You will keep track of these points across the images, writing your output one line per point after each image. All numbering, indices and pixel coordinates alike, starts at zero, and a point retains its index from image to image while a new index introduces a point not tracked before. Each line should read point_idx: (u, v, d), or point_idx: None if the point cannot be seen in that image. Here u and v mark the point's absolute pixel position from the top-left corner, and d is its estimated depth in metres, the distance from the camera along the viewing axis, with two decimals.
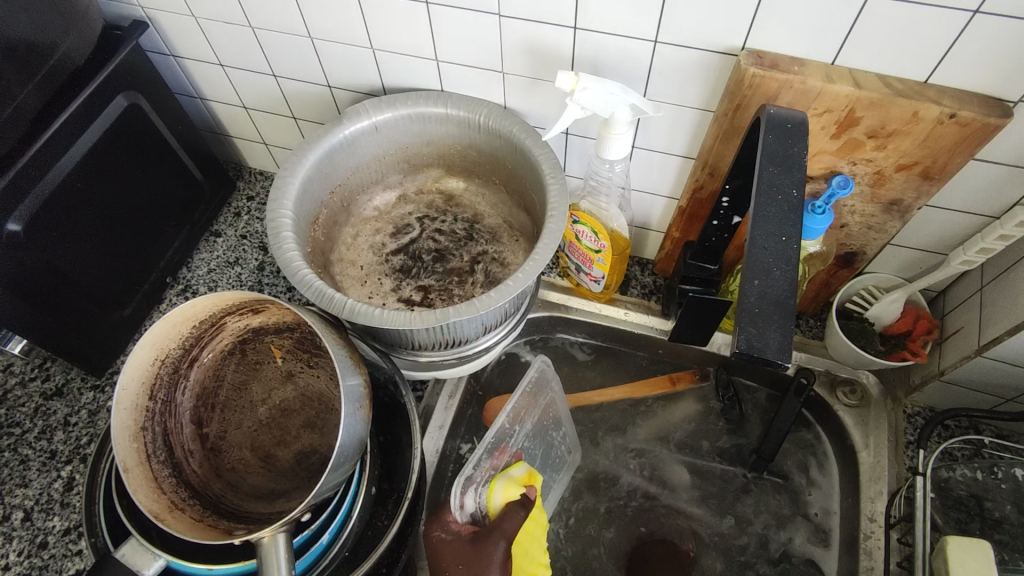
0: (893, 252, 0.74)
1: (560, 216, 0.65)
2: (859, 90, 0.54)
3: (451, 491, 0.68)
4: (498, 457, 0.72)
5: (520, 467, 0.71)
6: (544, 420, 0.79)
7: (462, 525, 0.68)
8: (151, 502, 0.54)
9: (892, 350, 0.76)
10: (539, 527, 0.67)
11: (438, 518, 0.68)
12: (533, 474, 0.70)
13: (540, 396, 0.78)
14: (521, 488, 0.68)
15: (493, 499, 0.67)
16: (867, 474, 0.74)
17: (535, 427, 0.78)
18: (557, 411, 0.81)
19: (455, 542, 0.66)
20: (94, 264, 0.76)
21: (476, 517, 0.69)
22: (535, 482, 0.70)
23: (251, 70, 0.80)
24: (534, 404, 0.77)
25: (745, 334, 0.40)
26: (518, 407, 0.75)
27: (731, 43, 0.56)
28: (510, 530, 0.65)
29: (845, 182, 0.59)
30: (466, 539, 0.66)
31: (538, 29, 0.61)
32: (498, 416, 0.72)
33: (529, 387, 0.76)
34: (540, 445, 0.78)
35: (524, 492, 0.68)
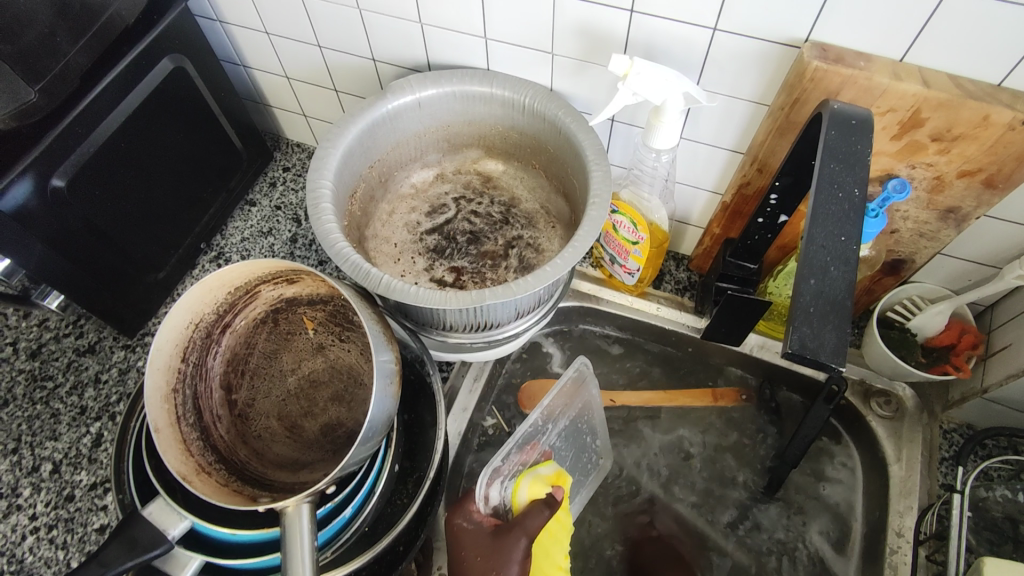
0: (942, 263, 0.71)
1: (602, 204, 0.63)
2: (928, 89, 0.51)
3: (477, 481, 0.70)
4: (529, 452, 0.74)
5: (549, 466, 0.72)
6: (578, 421, 0.79)
7: (484, 516, 0.69)
8: (179, 463, 0.54)
9: (933, 364, 0.73)
10: (562, 529, 0.67)
11: (460, 507, 0.69)
12: (561, 475, 0.71)
13: (576, 397, 0.79)
14: (547, 486, 0.69)
15: (518, 494, 0.69)
16: (897, 488, 0.72)
17: (568, 427, 0.78)
18: (594, 414, 0.80)
19: (475, 531, 0.66)
20: (133, 226, 0.77)
21: (499, 510, 0.70)
22: (561, 482, 0.70)
23: (296, 40, 0.80)
24: (570, 404, 0.78)
25: (798, 334, 0.39)
26: (553, 403, 0.76)
27: (794, 34, 0.54)
28: (532, 528, 0.65)
29: (903, 186, 0.56)
30: (486, 531, 0.67)
31: (593, 10, 0.60)
32: (532, 411, 0.74)
33: (564, 386, 0.77)
34: (570, 447, 0.78)
35: (552, 492, 0.68)
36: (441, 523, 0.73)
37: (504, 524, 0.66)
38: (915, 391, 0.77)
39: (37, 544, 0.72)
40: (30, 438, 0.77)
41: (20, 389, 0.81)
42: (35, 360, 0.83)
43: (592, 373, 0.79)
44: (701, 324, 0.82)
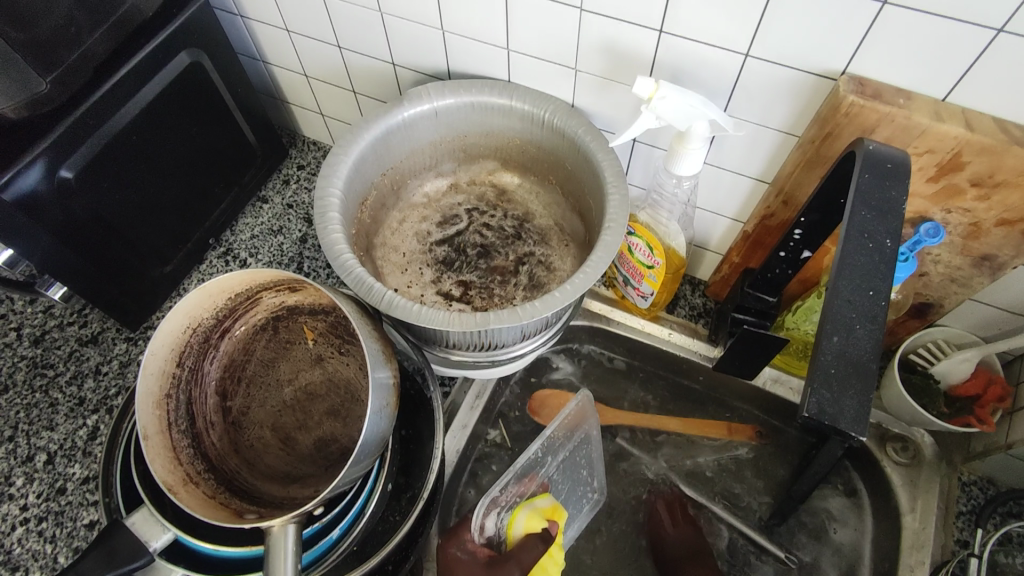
0: (971, 308, 0.68)
1: (617, 228, 0.61)
2: (971, 132, 0.48)
3: (474, 510, 0.68)
4: (527, 484, 0.72)
5: (546, 499, 0.71)
6: (577, 454, 0.77)
7: (479, 547, 0.68)
8: (166, 472, 0.53)
9: (956, 414, 0.70)
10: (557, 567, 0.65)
11: (455, 535, 0.68)
12: (557, 509, 0.70)
13: (577, 430, 0.76)
14: (544, 520, 0.68)
15: (514, 527, 0.68)
16: (909, 540, 0.69)
17: (566, 460, 0.76)
18: (591, 447, 0.77)
19: (470, 563, 0.66)
20: (142, 218, 0.76)
21: (493, 541, 0.69)
22: (557, 517, 0.69)
23: (316, 39, 0.78)
24: (569, 437, 0.76)
25: (817, 396, 0.36)
26: (555, 435, 0.74)
27: (830, 66, 0.52)
28: (527, 561, 0.64)
29: (935, 230, 0.53)
30: (480, 563, 0.66)
31: (620, 28, 0.57)
32: (533, 443, 0.72)
33: (567, 419, 0.75)
34: (568, 478, 0.76)
35: (547, 526, 0.67)
36: (433, 543, 0.71)
37: (499, 557, 0.66)
38: (935, 439, 0.74)
39: (26, 536, 0.71)
40: (27, 426, 0.77)
41: (21, 375, 0.80)
42: (37, 348, 0.82)
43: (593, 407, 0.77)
44: (713, 354, 0.79)
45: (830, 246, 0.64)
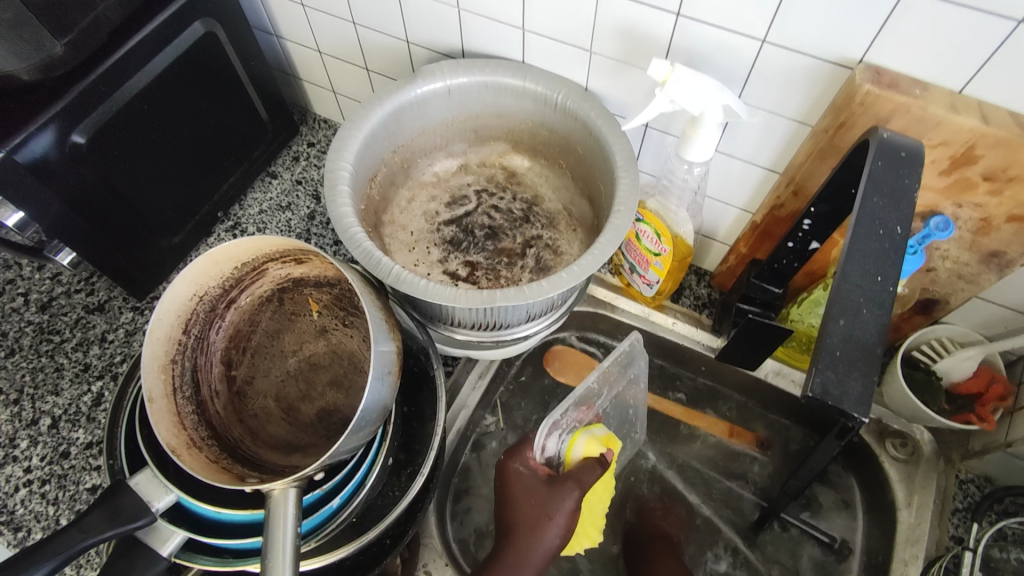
0: (977, 307, 0.68)
1: (626, 212, 0.61)
2: (986, 125, 0.48)
3: (537, 429, 0.69)
4: (583, 412, 0.74)
5: (601, 428, 0.73)
6: (626, 394, 0.79)
7: (538, 464, 0.68)
8: (170, 436, 0.53)
9: (957, 411, 0.71)
10: (605, 489, 0.71)
11: (518, 452, 0.67)
12: (612, 438, 0.72)
13: (626, 372, 0.77)
14: (602, 447, 0.70)
15: (573, 450, 0.69)
16: (905, 535, 0.69)
17: (617, 398, 0.78)
18: (637, 385, 0.79)
19: (531, 479, 0.65)
20: (151, 187, 0.76)
21: (552, 460, 0.71)
22: (613, 446, 0.71)
23: (331, 15, 0.78)
24: (620, 377, 0.77)
25: (822, 377, 0.36)
26: (609, 371, 0.75)
27: (848, 54, 0.51)
28: (586, 482, 0.65)
29: (945, 223, 0.54)
30: (541, 479, 0.66)
31: (637, 11, 0.57)
32: (590, 373, 0.73)
33: (618, 366, 0.76)
34: (616, 415, 0.79)
35: (604, 452, 0.69)
36: (430, 519, 0.71)
37: (558, 475, 0.66)
38: (934, 436, 0.74)
39: (29, 498, 0.72)
40: (32, 390, 0.78)
41: (27, 340, 0.81)
42: (44, 314, 0.83)
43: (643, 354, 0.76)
44: (716, 344, 0.79)
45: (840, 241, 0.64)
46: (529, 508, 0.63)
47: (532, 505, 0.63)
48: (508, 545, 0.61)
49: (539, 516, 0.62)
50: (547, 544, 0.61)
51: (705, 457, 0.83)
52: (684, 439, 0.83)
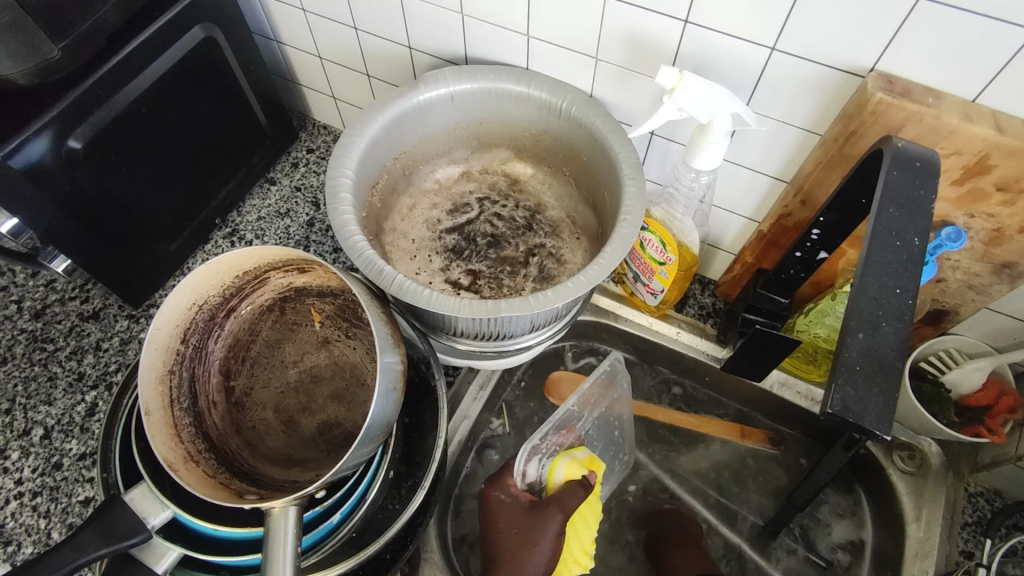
0: (986, 317, 0.67)
1: (633, 221, 0.60)
2: (1001, 135, 0.47)
3: (516, 455, 0.69)
4: (565, 435, 0.73)
5: (583, 450, 0.72)
6: (610, 415, 0.78)
7: (520, 491, 0.68)
8: (167, 449, 0.52)
9: (967, 424, 0.70)
10: (592, 514, 0.68)
11: (499, 480, 0.68)
12: (595, 459, 0.71)
13: (609, 390, 0.78)
14: (583, 469, 0.68)
15: (554, 474, 0.68)
16: (914, 549, 0.68)
17: (600, 420, 0.77)
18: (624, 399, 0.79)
19: (512, 505, 0.66)
20: (148, 193, 0.75)
21: (534, 487, 0.69)
22: (595, 467, 0.70)
23: (332, 20, 0.77)
24: (603, 396, 0.77)
25: (841, 393, 0.35)
26: (588, 391, 0.75)
27: (859, 61, 0.51)
28: (569, 505, 0.65)
29: (957, 236, 0.53)
30: (523, 505, 0.66)
31: (645, 17, 0.56)
32: (568, 396, 0.73)
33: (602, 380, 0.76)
34: (601, 437, 0.78)
35: (586, 474, 0.68)
36: (431, 533, 0.70)
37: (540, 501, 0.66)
38: (942, 448, 0.73)
39: (20, 510, 0.70)
40: (24, 400, 0.76)
41: (20, 348, 0.79)
42: (37, 321, 0.81)
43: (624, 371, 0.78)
44: (721, 354, 0.78)
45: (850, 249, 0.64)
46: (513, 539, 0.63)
47: (517, 537, 0.63)
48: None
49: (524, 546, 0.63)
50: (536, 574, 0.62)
51: (710, 470, 0.81)
52: (689, 451, 0.82)
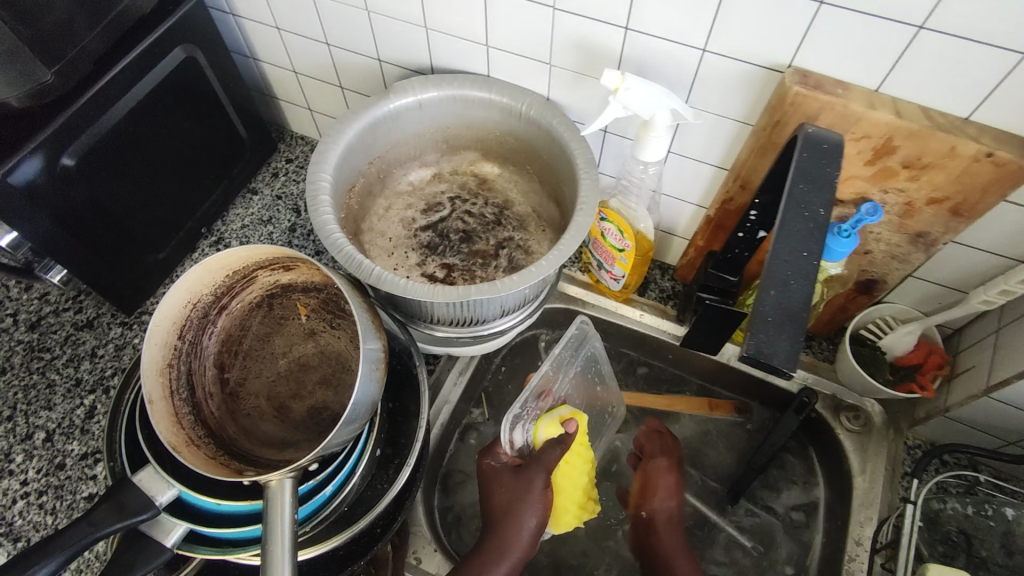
0: (914, 285, 0.74)
1: (589, 210, 0.66)
2: (899, 119, 0.54)
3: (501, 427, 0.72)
4: (545, 399, 0.76)
5: (565, 408, 0.76)
6: (587, 373, 0.82)
7: (512, 458, 0.73)
8: (170, 434, 0.57)
9: (900, 381, 0.77)
10: (585, 460, 0.75)
11: (489, 449, 0.73)
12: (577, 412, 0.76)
13: (581, 351, 0.80)
14: (562, 423, 0.73)
15: (538, 436, 0.73)
16: (860, 499, 0.75)
17: (577, 380, 0.80)
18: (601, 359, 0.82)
19: (501, 472, 0.71)
20: (136, 205, 0.79)
21: (522, 451, 0.74)
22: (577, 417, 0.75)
23: (305, 36, 0.82)
24: (576, 356, 0.79)
25: (756, 341, 0.41)
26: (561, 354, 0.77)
27: (778, 59, 0.57)
28: (549, 462, 0.70)
29: (874, 209, 0.60)
30: (512, 470, 0.71)
31: (590, 26, 0.63)
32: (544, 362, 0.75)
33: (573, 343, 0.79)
34: (582, 394, 0.82)
35: (565, 428, 0.73)
36: (418, 509, 0.75)
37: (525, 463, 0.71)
38: (883, 407, 0.80)
39: (27, 509, 0.74)
40: (25, 406, 0.80)
41: (19, 358, 0.83)
42: (34, 332, 0.85)
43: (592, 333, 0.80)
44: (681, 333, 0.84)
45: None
46: (506, 503, 0.68)
47: (511, 500, 0.68)
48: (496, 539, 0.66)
49: (514, 508, 0.67)
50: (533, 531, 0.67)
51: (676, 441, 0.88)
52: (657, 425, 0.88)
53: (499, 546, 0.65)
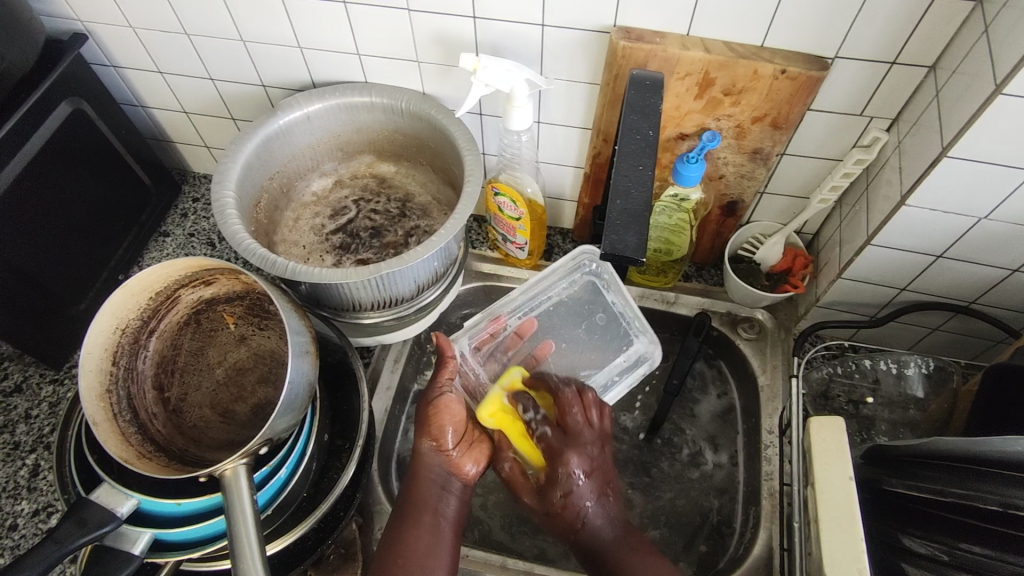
0: (770, 201, 0.85)
1: (476, 180, 0.73)
2: (709, 54, 0.65)
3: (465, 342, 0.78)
4: (495, 325, 0.79)
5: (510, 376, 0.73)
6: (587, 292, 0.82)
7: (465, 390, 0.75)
8: (120, 450, 0.60)
9: (776, 285, 0.88)
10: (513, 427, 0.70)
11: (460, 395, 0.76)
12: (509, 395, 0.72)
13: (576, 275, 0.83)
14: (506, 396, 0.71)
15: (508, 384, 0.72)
16: (766, 394, 0.84)
17: (572, 299, 0.82)
18: (601, 295, 0.81)
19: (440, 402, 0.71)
20: (46, 260, 0.81)
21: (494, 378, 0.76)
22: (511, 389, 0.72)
23: (188, 75, 0.87)
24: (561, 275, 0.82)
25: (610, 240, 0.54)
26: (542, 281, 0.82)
27: (604, 22, 0.67)
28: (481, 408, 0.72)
29: (714, 135, 0.70)
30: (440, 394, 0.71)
31: (443, 20, 0.71)
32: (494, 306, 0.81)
33: (563, 271, 0.82)
34: (575, 308, 0.81)
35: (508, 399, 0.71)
36: (377, 490, 0.79)
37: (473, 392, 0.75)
38: (771, 314, 0.90)
39: None
40: None
41: None
42: None
43: (598, 256, 0.82)
44: None
45: (657, 175, 0.80)
46: (433, 414, 0.69)
47: (447, 413, 0.69)
48: (424, 475, 0.69)
49: (553, 517, 0.68)
50: (452, 462, 0.69)
51: None
52: None
53: (418, 481, 0.68)
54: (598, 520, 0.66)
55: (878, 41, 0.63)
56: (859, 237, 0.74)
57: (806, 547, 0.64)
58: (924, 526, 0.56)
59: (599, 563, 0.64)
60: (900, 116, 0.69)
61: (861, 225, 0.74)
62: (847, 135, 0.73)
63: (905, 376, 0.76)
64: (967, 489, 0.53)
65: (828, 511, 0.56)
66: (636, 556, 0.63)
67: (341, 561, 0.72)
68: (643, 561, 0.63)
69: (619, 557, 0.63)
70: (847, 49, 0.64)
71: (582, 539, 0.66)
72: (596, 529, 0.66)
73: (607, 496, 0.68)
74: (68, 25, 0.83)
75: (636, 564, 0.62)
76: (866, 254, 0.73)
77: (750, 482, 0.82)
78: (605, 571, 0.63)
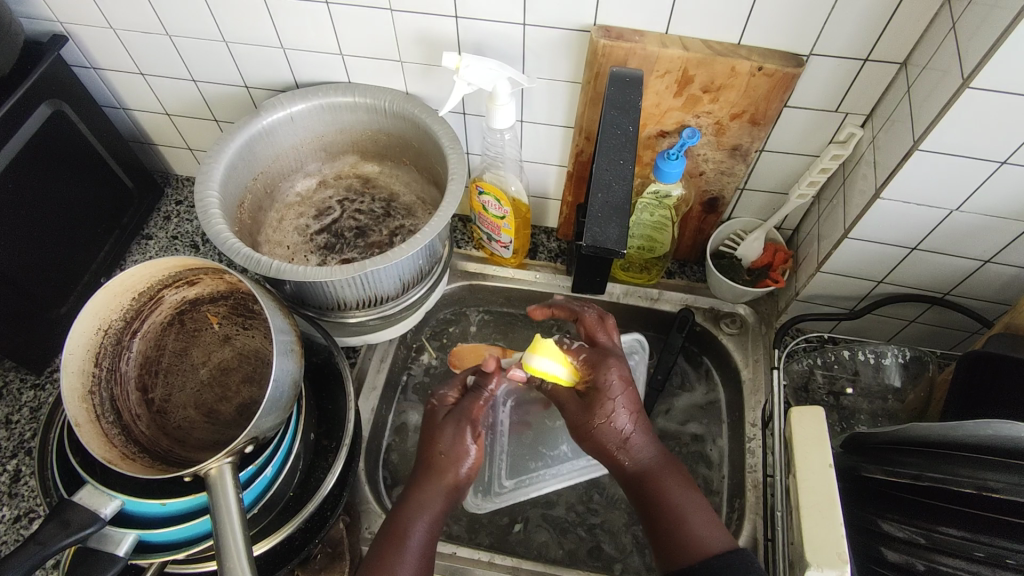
0: (750, 198, 0.87)
1: (460, 178, 0.74)
2: (687, 52, 0.66)
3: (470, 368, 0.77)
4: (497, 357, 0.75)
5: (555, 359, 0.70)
6: None
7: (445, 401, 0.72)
8: (104, 451, 0.60)
9: (757, 280, 0.88)
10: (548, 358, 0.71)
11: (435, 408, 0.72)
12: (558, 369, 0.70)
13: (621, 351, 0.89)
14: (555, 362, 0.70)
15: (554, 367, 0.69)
16: (749, 387, 0.85)
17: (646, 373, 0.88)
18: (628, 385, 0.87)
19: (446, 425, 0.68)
20: (25, 264, 0.80)
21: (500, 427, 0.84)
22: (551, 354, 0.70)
23: (170, 77, 0.87)
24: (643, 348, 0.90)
25: None
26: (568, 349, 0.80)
27: (584, 22, 0.68)
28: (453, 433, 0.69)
29: (693, 132, 0.71)
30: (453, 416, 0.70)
31: (426, 20, 0.72)
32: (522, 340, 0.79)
33: None
34: None
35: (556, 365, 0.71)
36: (364, 490, 0.79)
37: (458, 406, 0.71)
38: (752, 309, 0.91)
39: None
40: None
41: None
42: None
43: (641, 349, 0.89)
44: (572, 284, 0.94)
45: (638, 173, 0.82)
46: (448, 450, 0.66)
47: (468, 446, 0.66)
48: (427, 495, 0.64)
49: (591, 433, 0.67)
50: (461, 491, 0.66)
51: None
52: None
53: (422, 499, 0.64)
54: (640, 448, 0.66)
55: (851, 38, 0.64)
56: (836, 231, 0.75)
57: (789, 536, 0.65)
58: (902, 511, 0.57)
59: (643, 491, 0.65)
60: (873, 112, 0.71)
61: (838, 219, 0.76)
62: (824, 131, 0.75)
63: (883, 366, 0.78)
64: (944, 474, 0.54)
65: (811, 500, 0.57)
66: (673, 491, 0.64)
67: (329, 560, 0.72)
68: (697, 511, 0.62)
69: (662, 482, 0.65)
70: (821, 46, 0.65)
71: (632, 472, 0.66)
72: (639, 456, 0.66)
73: (642, 418, 0.68)
74: (47, 26, 0.82)
75: (681, 504, 0.63)
76: (843, 247, 0.74)
77: (734, 474, 0.83)
78: (655, 509, 0.63)
